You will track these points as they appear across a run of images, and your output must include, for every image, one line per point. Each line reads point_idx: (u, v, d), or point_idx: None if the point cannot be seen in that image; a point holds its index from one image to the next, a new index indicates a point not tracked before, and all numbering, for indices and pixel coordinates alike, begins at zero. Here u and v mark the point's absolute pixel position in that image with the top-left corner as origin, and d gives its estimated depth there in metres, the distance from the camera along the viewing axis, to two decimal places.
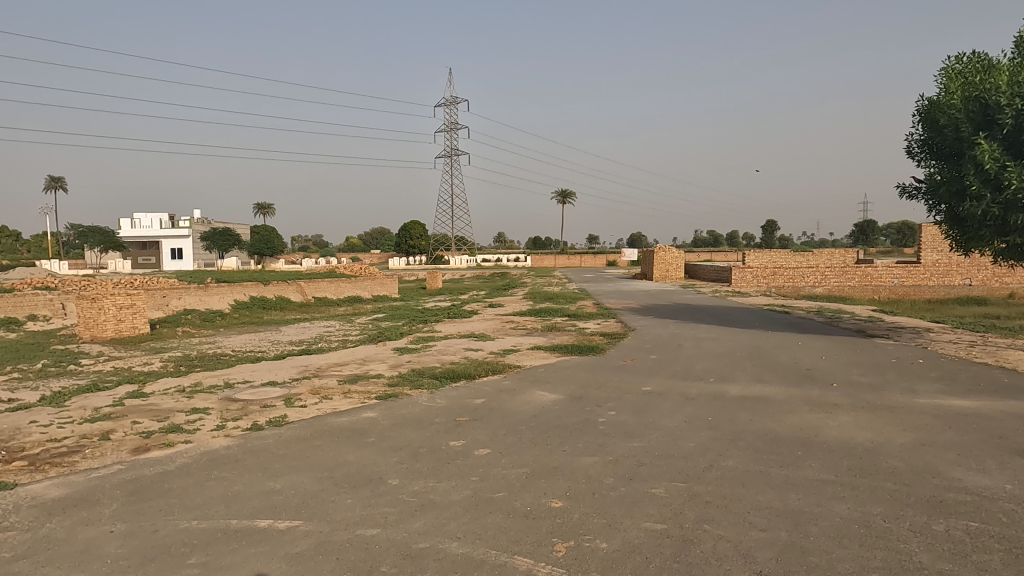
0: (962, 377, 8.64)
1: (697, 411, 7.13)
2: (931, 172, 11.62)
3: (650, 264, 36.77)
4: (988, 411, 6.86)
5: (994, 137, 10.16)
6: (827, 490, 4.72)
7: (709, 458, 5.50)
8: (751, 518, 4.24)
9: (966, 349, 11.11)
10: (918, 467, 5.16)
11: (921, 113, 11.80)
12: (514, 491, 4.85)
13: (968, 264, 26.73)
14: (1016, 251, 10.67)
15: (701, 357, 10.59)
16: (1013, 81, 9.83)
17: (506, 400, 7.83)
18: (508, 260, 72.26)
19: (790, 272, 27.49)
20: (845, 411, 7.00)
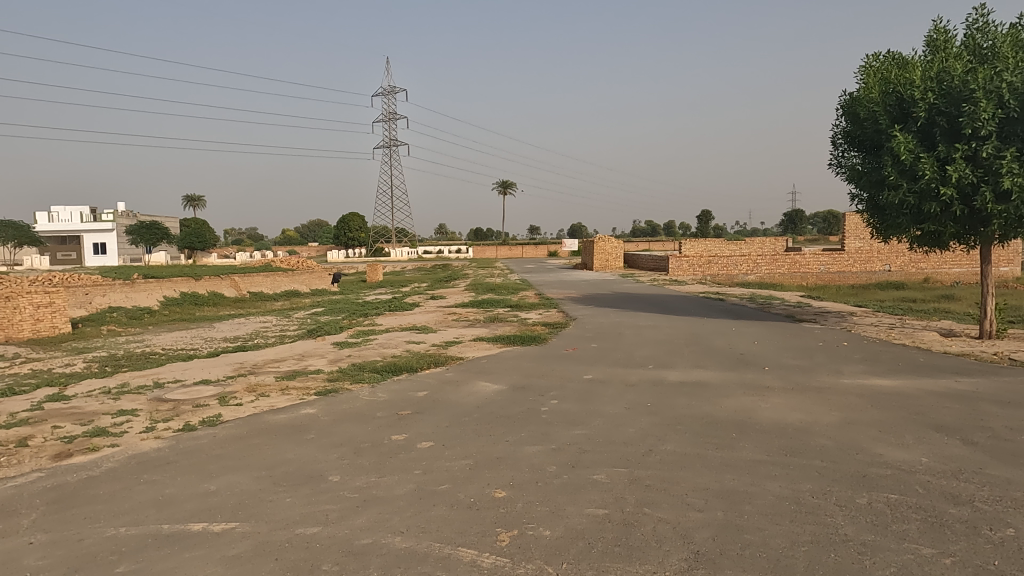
0: (884, 358, 9.12)
1: (637, 397, 7.27)
2: (854, 163, 12.15)
3: (590, 255, 37.27)
4: (907, 389, 7.27)
5: (909, 130, 10.70)
6: (760, 470, 4.90)
7: (650, 443, 5.63)
8: (690, 500, 4.37)
9: (886, 331, 11.73)
10: (844, 445, 5.42)
11: (843, 107, 12.33)
12: (458, 482, 4.84)
13: (888, 250, 28.09)
14: (930, 238, 11.29)
15: (641, 344, 10.83)
16: (926, 76, 10.38)
17: (450, 392, 7.80)
18: (449, 251, 71.82)
19: (724, 261, 28.30)
20: (777, 393, 7.27)
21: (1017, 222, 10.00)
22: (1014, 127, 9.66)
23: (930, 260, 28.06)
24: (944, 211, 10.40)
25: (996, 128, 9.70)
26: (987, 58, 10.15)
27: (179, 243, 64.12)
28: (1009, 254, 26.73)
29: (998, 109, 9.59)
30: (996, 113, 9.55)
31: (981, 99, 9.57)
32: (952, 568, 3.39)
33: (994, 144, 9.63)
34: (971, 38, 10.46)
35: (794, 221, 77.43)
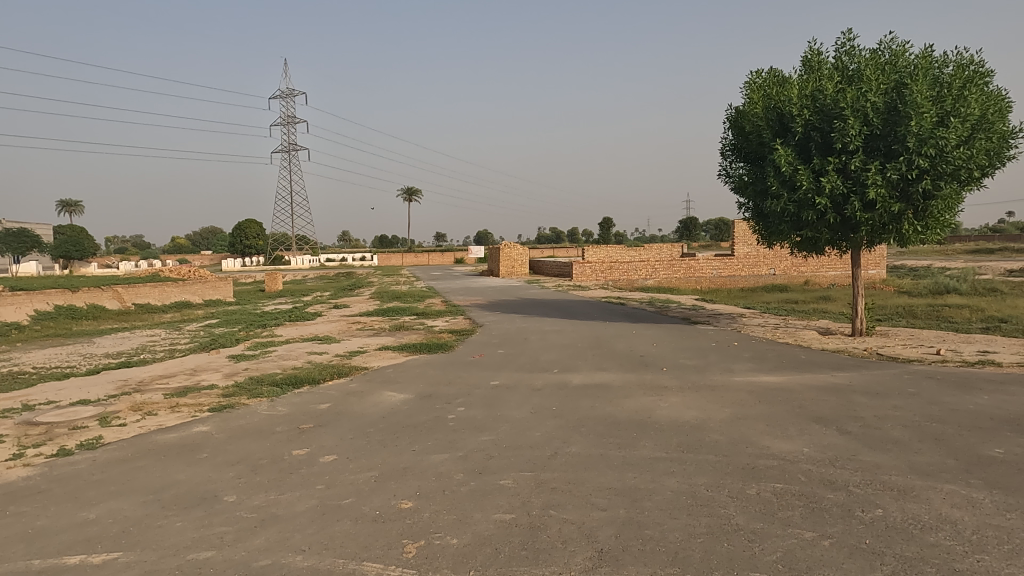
0: (769, 356, 9.74)
1: (542, 401, 7.38)
2: (740, 174, 12.90)
3: (496, 261, 37.52)
4: (790, 385, 7.80)
5: (789, 144, 11.51)
6: (659, 467, 5.10)
7: (554, 446, 5.72)
8: (593, 499, 4.47)
9: (771, 331, 12.53)
10: (735, 439, 5.73)
11: (731, 120, 13.09)
12: (362, 495, 4.72)
13: (773, 255, 30.04)
14: (808, 244, 12.17)
15: (546, 349, 11.01)
16: (802, 94, 11.21)
17: (354, 403, 7.61)
18: (352, 258, 70.19)
19: (625, 267, 29.29)
20: (674, 392, 7.59)
21: (881, 229, 10.97)
22: (877, 143, 10.60)
23: (808, 263, 30.27)
24: (820, 219, 11.24)
25: (862, 144, 10.61)
26: (853, 80, 11.10)
27: (52, 252, 58.97)
28: (875, 258, 29.32)
29: (864, 126, 10.50)
30: (862, 130, 10.45)
31: (849, 117, 10.44)
32: (830, 549, 3.65)
33: (861, 158, 10.53)
34: (840, 60, 11.41)
35: (689, 228, 81.37)
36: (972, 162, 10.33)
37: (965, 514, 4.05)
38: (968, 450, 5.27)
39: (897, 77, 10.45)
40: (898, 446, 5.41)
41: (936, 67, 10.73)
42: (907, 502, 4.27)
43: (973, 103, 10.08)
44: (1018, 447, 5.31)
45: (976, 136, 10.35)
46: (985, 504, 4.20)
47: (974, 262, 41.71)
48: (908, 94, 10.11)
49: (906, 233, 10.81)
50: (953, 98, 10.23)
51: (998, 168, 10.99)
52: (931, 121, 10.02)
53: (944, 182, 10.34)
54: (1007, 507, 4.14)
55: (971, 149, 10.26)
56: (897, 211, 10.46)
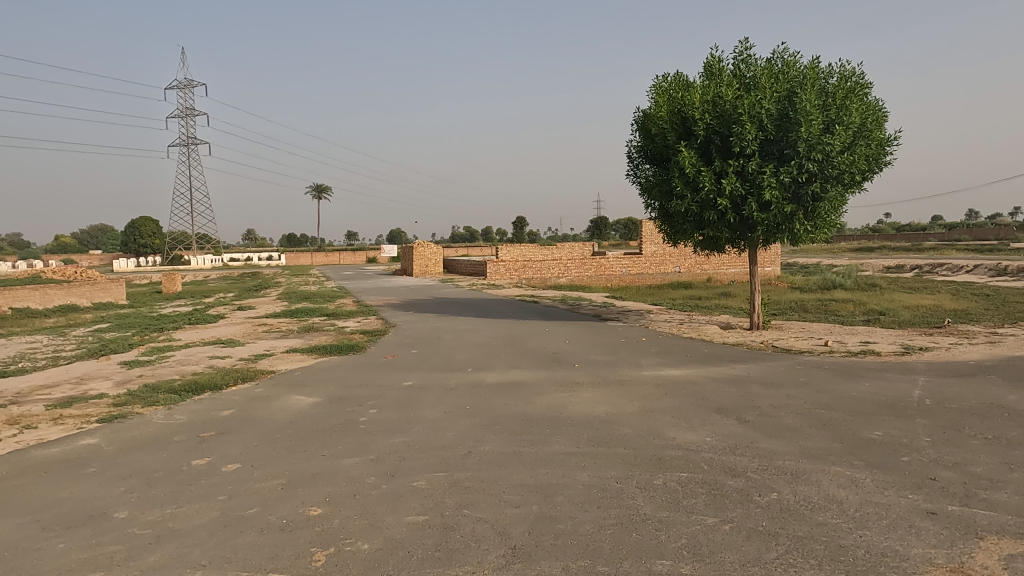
0: (675, 350, 10.15)
1: (456, 401, 7.35)
2: (647, 175, 13.35)
3: (409, 260, 37.04)
4: (694, 377, 8.15)
5: (692, 146, 11.99)
6: (571, 461, 5.19)
7: (468, 445, 5.71)
8: (506, 497, 4.49)
9: (676, 326, 13.06)
10: (643, 431, 5.92)
11: (638, 122, 13.51)
12: (269, 504, 4.53)
13: (678, 254, 31.31)
14: (709, 243, 12.74)
15: (460, 348, 10.98)
16: (704, 99, 11.71)
17: (259, 409, 7.30)
18: (258, 258, 67.40)
19: (538, 265, 29.68)
20: (585, 388, 7.75)
21: (775, 229, 11.64)
22: (771, 147, 11.24)
23: (710, 261, 31.75)
24: (720, 219, 11.80)
25: (758, 148, 11.23)
26: (750, 87, 11.71)
27: None
28: (770, 256, 31.18)
29: (759, 131, 11.12)
30: (758, 134, 11.06)
31: (746, 122, 11.02)
32: (730, 533, 3.84)
33: (757, 161, 11.13)
34: (737, 68, 12.01)
35: (599, 227, 83.47)
36: (854, 167, 11.14)
37: (850, 493, 4.36)
38: (852, 433, 5.69)
39: (789, 86, 11.13)
40: (791, 432, 5.76)
41: (822, 78, 11.50)
42: (799, 484, 4.56)
43: (854, 112, 10.86)
44: (894, 429, 5.79)
45: (857, 143, 11.17)
46: (866, 483, 4.55)
47: (856, 259, 45.18)
48: (798, 101, 10.78)
49: (797, 233, 11.53)
50: (837, 107, 11.00)
51: (876, 173, 11.90)
52: (818, 128, 10.73)
53: (830, 185, 11.10)
54: (884, 485, 4.49)
55: (853, 155, 11.06)
56: (789, 211, 11.13)
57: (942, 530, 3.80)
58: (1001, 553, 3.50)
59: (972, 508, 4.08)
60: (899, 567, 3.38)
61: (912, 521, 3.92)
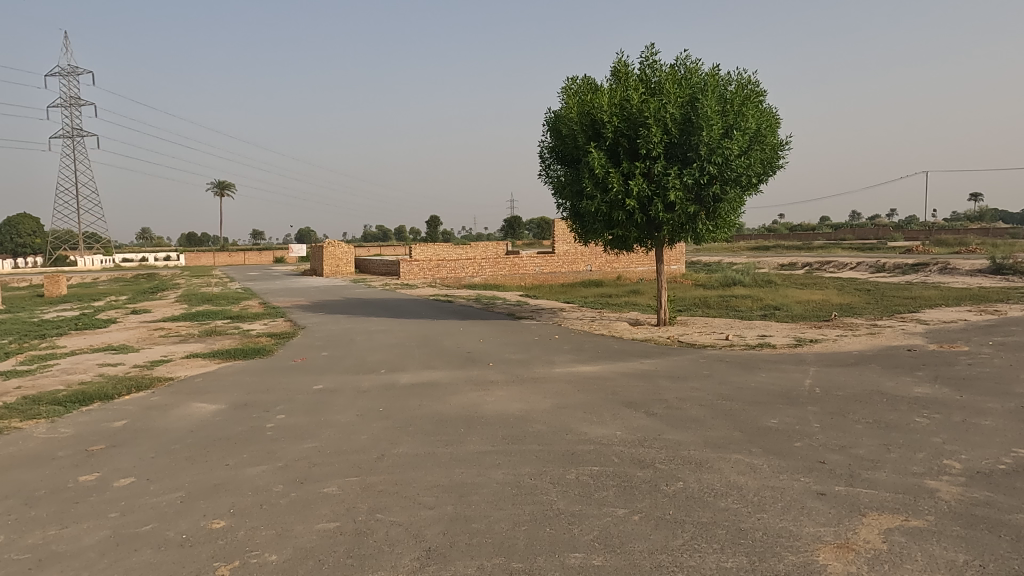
0: (587, 347, 10.38)
1: (369, 403, 7.21)
2: (559, 175, 13.55)
3: (319, 260, 35.98)
4: (605, 373, 8.36)
5: (601, 147, 12.29)
6: (486, 460, 5.20)
7: (382, 448, 5.60)
8: (420, 499, 4.45)
9: (588, 323, 13.36)
10: (556, 428, 6.02)
11: (549, 123, 13.71)
12: (167, 519, 4.28)
13: (589, 253, 32.05)
14: (618, 242, 13.11)
15: (373, 349, 10.76)
16: (612, 102, 12.04)
17: (156, 418, 6.87)
18: (155, 258, 63.52)
19: (452, 265, 29.59)
20: (499, 386, 7.80)
21: (680, 229, 12.13)
22: (675, 150, 11.70)
23: (620, 260, 32.69)
24: (629, 218, 12.16)
25: (663, 150, 11.65)
26: (655, 92, 12.13)
27: None
28: (676, 254, 32.47)
29: (664, 134, 11.54)
30: (663, 137, 11.48)
31: (652, 126, 11.41)
32: (639, 523, 3.96)
33: (662, 164, 11.56)
34: (643, 73, 12.42)
35: (512, 226, 84.08)
36: (751, 170, 11.77)
37: (749, 479, 4.61)
38: (751, 422, 6.01)
39: (691, 92, 11.61)
40: (696, 423, 6.01)
41: (721, 85, 12.08)
42: (703, 472, 4.77)
43: (750, 118, 11.48)
44: (788, 416, 6.16)
45: (754, 148, 11.81)
46: (764, 468, 4.82)
47: (754, 258, 47.78)
48: (699, 107, 11.28)
49: (700, 232, 12.07)
50: (735, 112, 11.58)
51: (771, 176, 12.63)
52: (717, 132, 11.26)
53: (729, 187, 11.69)
54: (780, 469, 4.78)
55: (749, 159, 11.69)
56: (692, 211, 11.63)
57: (830, 509, 4.08)
58: (881, 528, 3.80)
59: (856, 488, 4.40)
60: (793, 546, 3.61)
61: (805, 502, 4.19)
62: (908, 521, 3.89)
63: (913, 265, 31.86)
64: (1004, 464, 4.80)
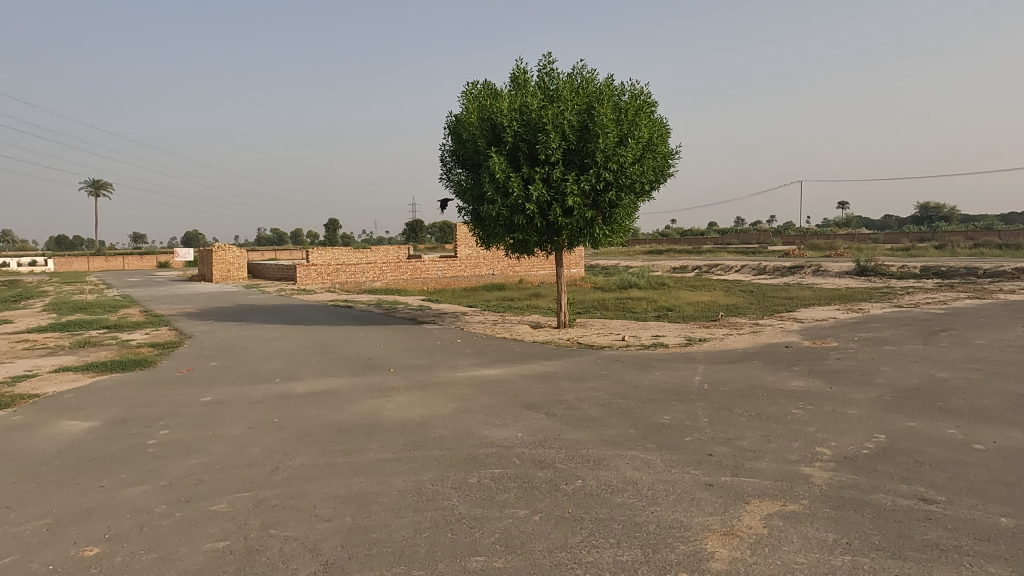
0: (489, 350, 10.43)
1: (262, 414, 6.88)
2: (460, 179, 13.55)
3: (208, 265, 34.06)
4: (507, 376, 8.43)
5: (501, 152, 12.40)
6: (386, 468, 5.11)
7: (276, 460, 5.37)
8: (317, 511, 4.30)
9: (490, 327, 13.44)
10: (457, 432, 6.00)
11: (449, 127, 13.69)
12: (30, 550, 3.89)
13: (491, 257, 32.23)
14: (519, 246, 13.27)
15: (267, 358, 10.31)
16: (512, 108, 12.19)
17: (17, 440, 6.24)
18: (18, 264, 57.82)
19: (352, 269, 28.88)
20: (400, 393, 7.68)
21: (578, 233, 12.46)
22: (572, 156, 12.01)
23: (522, 264, 33.07)
24: (529, 223, 12.36)
25: (561, 157, 11.91)
26: (553, 99, 12.39)
27: None
28: (575, 258, 33.29)
29: (562, 141, 11.80)
30: (561, 144, 11.75)
31: (550, 132, 11.65)
32: (539, 523, 4.02)
33: (560, 169, 11.82)
34: (542, 80, 12.66)
35: (414, 230, 83.16)
36: (644, 177, 12.27)
37: (643, 474, 4.79)
38: (645, 419, 6.25)
39: (588, 100, 11.95)
40: (594, 422, 6.18)
41: (616, 95, 12.51)
42: (600, 470, 4.91)
43: (643, 127, 11.96)
44: (678, 412, 6.46)
45: (646, 156, 12.32)
46: (657, 463, 5.02)
47: (649, 262, 49.79)
48: (596, 115, 11.62)
49: (598, 236, 12.45)
50: (629, 121, 12.03)
51: (662, 183, 13.23)
52: (613, 140, 11.67)
53: (624, 194, 12.12)
54: (672, 463, 5.00)
55: (642, 167, 12.18)
56: (589, 217, 11.99)
57: (717, 499, 4.32)
58: (762, 514, 4.06)
59: (740, 477, 4.68)
60: (684, 536, 3.78)
61: (695, 493, 4.41)
62: (785, 505, 4.18)
63: (790, 268, 34.34)
64: (867, 449, 5.27)
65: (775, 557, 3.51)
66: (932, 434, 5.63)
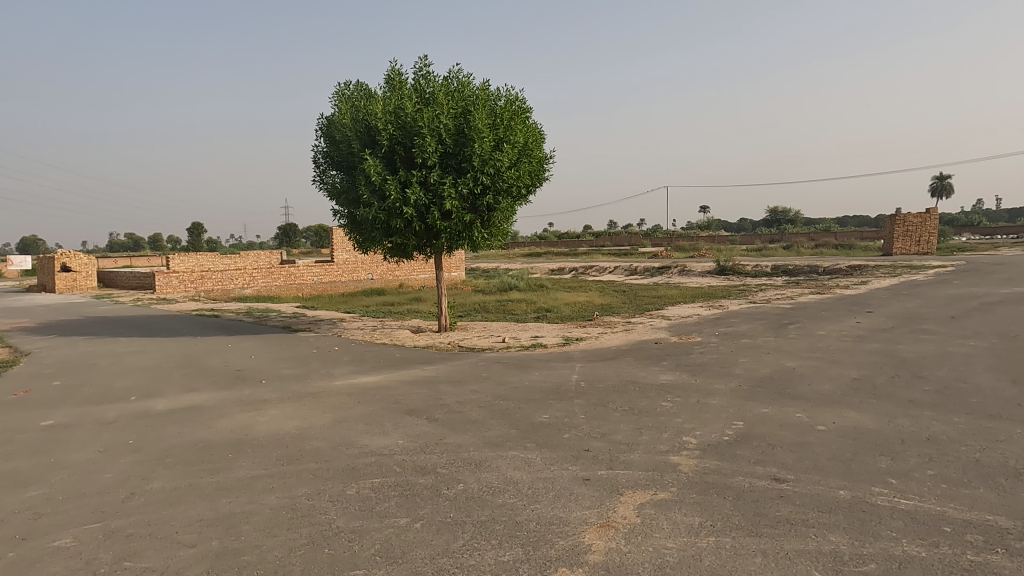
0: (368, 357, 10.19)
1: (115, 436, 6.29)
2: (334, 181, 13.13)
3: (50, 273, 30.70)
4: (387, 382, 8.27)
5: (376, 155, 12.15)
6: (258, 485, 4.84)
7: (131, 486, 4.93)
8: (180, 537, 3.99)
9: (369, 332, 13.14)
10: (334, 443, 5.80)
11: (322, 128, 13.22)
12: None
13: (370, 261, 31.53)
14: (397, 250, 13.07)
15: (121, 374, 9.44)
16: (387, 110, 11.99)
17: None
18: None
19: (218, 276, 27.14)
20: (273, 405, 7.31)
21: (457, 237, 12.48)
22: (449, 160, 12.01)
23: (401, 268, 32.63)
24: (406, 227, 12.20)
25: (438, 160, 11.88)
26: (429, 102, 12.33)
27: None
28: (455, 262, 33.34)
29: (438, 144, 11.76)
30: (437, 147, 11.71)
31: (427, 135, 11.58)
32: (421, 530, 3.97)
33: (437, 173, 11.78)
34: (417, 83, 12.55)
35: (287, 235, 79.69)
36: (520, 181, 12.52)
37: (524, 473, 4.86)
38: (525, 419, 6.36)
39: (463, 104, 12.00)
40: (475, 425, 6.21)
41: (491, 99, 12.65)
42: (482, 472, 4.93)
43: (519, 133, 12.18)
44: (557, 411, 6.63)
45: (522, 161, 12.56)
46: (537, 461, 5.12)
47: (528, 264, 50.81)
48: (471, 119, 11.70)
49: (476, 240, 12.55)
50: (505, 127, 12.21)
51: (538, 187, 13.55)
52: (489, 145, 11.80)
53: (501, 197, 12.29)
54: (551, 461, 5.12)
55: (518, 171, 12.42)
56: (467, 220, 12.05)
57: (593, 492, 4.47)
58: (635, 504, 4.26)
59: (614, 470, 4.88)
60: (562, 531, 3.88)
61: (573, 489, 4.54)
62: (656, 494, 4.40)
63: (658, 268, 36.38)
64: (727, 436, 5.67)
65: (647, 544, 3.68)
66: (782, 419, 6.15)
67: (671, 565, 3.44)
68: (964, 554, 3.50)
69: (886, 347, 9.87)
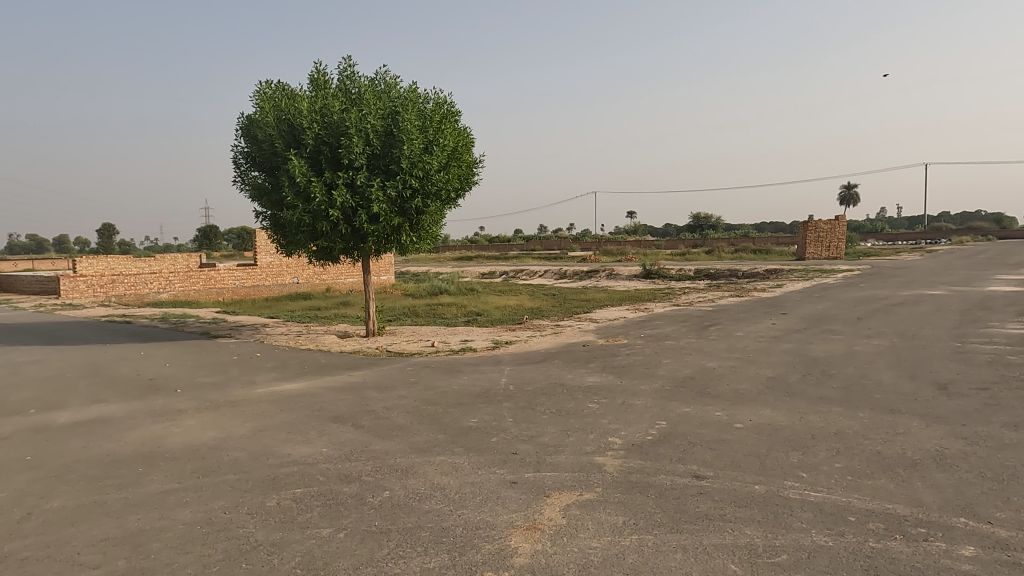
0: (291, 363, 9.88)
1: (11, 453, 5.85)
2: (256, 182, 12.68)
3: None
4: (311, 389, 8.05)
5: (301, 155, 11.82)
6: (171, 499, 4.60)
7: (28, 505, 4.59)
8: (82, 559, 3.75)
9: (293, 338, 12.76)
10: (254, 453, 5.59)
11: (243, 126, 12.74)
12: None
13: (295, 264, 30.70)
14: (323, 252, 12.76)
15: (19, 385, 8.80)
16: (312, 109, 11.69)
17: None
18: None
19: (131, 280, 25.76)
20: (189, 415, 6.98)
21: (385, 240, 12.32)
22: (378, 162, 11.83)
23: (328, 272, 31.95)
24: (333, 229, 11.94)
25: (366, 162, 11.67)
26: (356, 102, 12.10)
27: None
28: (385, 265, 32.90)
29: (366, 145, 11.56)
30: (365, 149, 11.51)
31: (354, 136, 11.36)
32: (343, 540, 3.87)
33: (365, 175, 11.57)
34: (343, 82, 12.30)
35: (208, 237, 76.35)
36: (449, 184, 12.47)
37: (451, 478, 4.83)
38: (453, 423, 6.32)
39: (391, 106, 11.84)
40: (402, 431, 6.11)
41: (421, 101, 12.54)
42: (408, 478, 4.87)
43: (448, 136, 12.14)
44: (485, 414, 6.62)
45: (451, 164, 12.53)
46: (464, 466, 5.10)
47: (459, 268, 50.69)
48: (400, 121, 11.56)
49: (405, 243, 12.41)
50: (434, 129, 12.13)
51: (468, 190, 13.53)
52: (418, 147, 11.70)
53: (430, 201, 12.22)
54: (478, 465, 5.11)
55: (448, 175, 12.37)
56: (396, 223, 11.90)
57: (521, 495, 4.48)
58: (561, 505, 4.30)
59: (541, 472, 4.91)
60: (489, 535, 3.87)
61: (501, 492, 4.54)
62: (582, 495, 4.46)
63: (587, 272, 37.01)
64: (651, 435, 5.81)
65: (572, 545, 3.72)
66: (703, 418, 6.36)
67: (595, 564, 3.49)
68: (866, 542, 3.71)
69: (799, 347, 10.37)
